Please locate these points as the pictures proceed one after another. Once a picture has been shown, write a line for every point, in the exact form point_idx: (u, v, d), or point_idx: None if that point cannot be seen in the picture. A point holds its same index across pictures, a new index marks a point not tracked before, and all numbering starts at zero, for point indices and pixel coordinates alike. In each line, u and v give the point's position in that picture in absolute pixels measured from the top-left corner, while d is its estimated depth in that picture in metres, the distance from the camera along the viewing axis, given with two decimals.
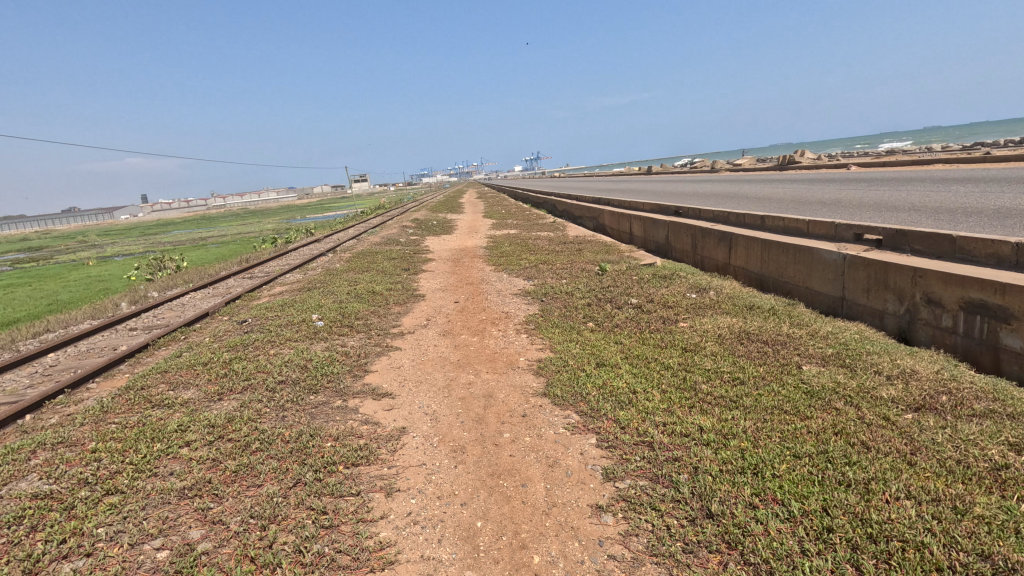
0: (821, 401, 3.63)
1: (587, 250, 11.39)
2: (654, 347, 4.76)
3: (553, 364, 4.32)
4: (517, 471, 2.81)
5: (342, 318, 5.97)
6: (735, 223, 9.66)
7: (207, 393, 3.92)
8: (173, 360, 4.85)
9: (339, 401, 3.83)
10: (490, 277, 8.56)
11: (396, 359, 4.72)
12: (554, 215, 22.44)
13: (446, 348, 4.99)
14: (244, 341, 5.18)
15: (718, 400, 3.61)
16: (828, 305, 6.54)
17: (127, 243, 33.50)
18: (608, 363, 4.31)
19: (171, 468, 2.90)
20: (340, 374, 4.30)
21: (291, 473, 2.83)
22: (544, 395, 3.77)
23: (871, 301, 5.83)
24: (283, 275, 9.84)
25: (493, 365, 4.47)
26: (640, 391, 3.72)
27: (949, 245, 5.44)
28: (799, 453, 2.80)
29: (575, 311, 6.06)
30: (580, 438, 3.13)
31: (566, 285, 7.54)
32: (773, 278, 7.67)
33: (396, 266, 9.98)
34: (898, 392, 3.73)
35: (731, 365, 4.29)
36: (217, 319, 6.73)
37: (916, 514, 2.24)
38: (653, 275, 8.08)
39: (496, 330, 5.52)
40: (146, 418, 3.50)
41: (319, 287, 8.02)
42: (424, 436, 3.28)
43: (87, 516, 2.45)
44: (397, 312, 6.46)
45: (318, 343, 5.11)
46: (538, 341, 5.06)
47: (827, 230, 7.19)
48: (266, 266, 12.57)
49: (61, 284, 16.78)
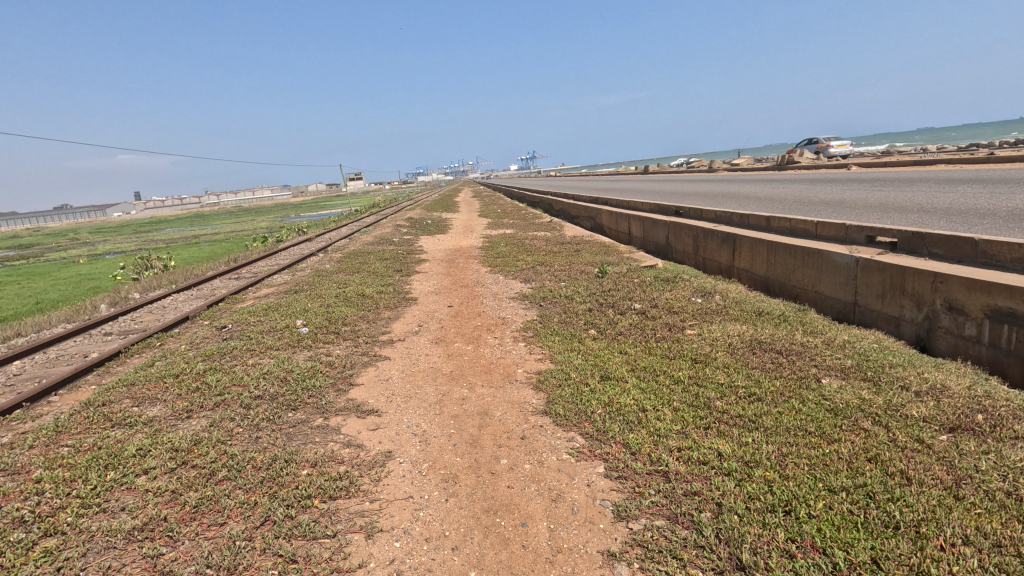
0: (847, 421, 3.33)
1: (586, 250, 11.09)
2: (662, 357, 4.43)
3: (554, 378, 3.99)
4: (516, 507, 2.49)
5: (328, 324, 5.60)
6: (739, 224, 9.38)
7: (174, 410, 3.56)
8: (142, 371, 4.48)
9: (320, 419, 3.50)
10: (486, 280, 8.21)
11: (383, 370, 4.37)
12: (550, 213, 22.11)
13: (439, 358, 4.65)
14: (222, 349, 4.83)
15: (736, 420, 3.29)
16: (838, 309, 6.28)
17: (115, 241, 32.98)
18: (612, 376, 3.98)
19: (123, 503, 2.56)
20: (322, 388, 3.95)
21: (260, 509, 2.50)
22: (545, 413, 3.44)
23: (886, 307, 5.55)
24: (271, 276, 9.50)
25: (490, 377, 4.13)
26: (650, 409, 3.39)
27: (971, 249, 5.16)
28: (833, 487, 2.48)
29: (576, 317, 5.73)
30: (586, 466, 2.79)
31: (565, 288, 7.21)
32: (780, 281, 7.39)
33: (388, 267, 9.63)
34: (929, 410, 3.43)
35: (745, 378, 3.98)
36: (197, 324, 6.34)
37: (980, 567, 1.93)
38: (655, 277, 7.78)
39: (492, 338, 5.17)
40: (102, 440, 3.15)
41: (306, 289, 7.67)
42: (412, 461, 2.95)
43: (15, 567, 2.11)
44: (387, 317, 6.10)
45: (301, 353, 4.75)
46: (536, 351, 4.74)
47: (836, 231, 6.91)
48: (255, 266, 12.20)
49: (46, 283, 16.36)
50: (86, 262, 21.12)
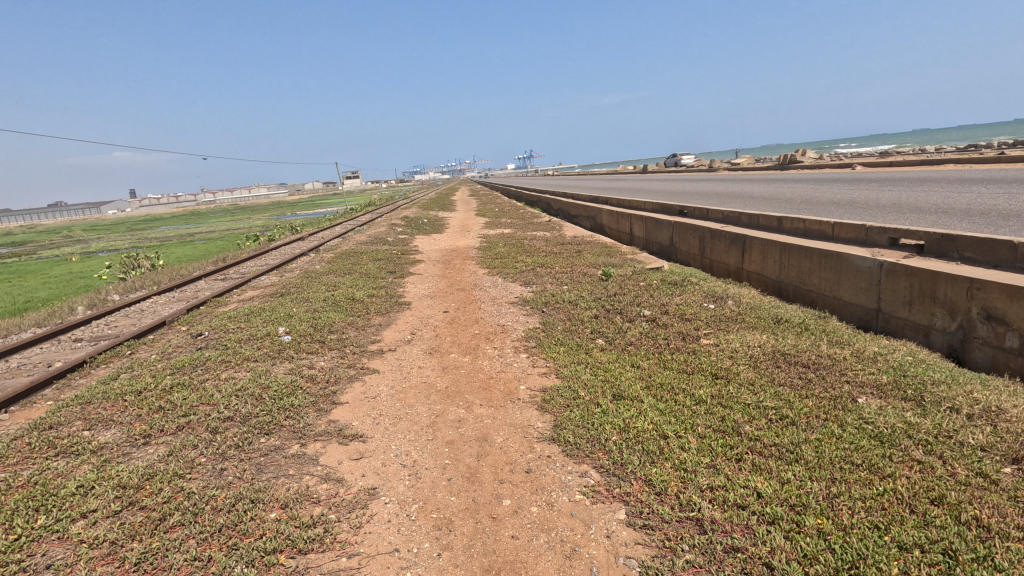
0: (897, 450, 2.93)
1: (587, 251, 10.69)
2: (679, 371, 4.02)
3: (561, 397, 3.56)
4: (522, 566, 2.08)
5: (313, 331, 5.16)
6: (748, 224, 8.97)
7: (130, 435, 3.12)
8: (103, 385, 4.03)
9: (296, 446, 3.07)
10: (484, 283, 7.77)
11: (370, 386, 3.93)
12: (549, 213, 21.71)
13: (433, 372, 4.22)
14: (194, 361, 4.38)
15: (771, 450, 2.88)
16: (859, 316, 5.89)
17: (107, 238, 32.46)
18: (626, 394, 3.57)
19: (51, 558, 2.14)
20: (301, 408, 3.51)
21: (213, 568, 2.08)
22: (552, 440, 3.02)
23: (914, 315, 5.17)
24: (259, 278, 9.04)
25: (490, 395, 3.70)
26: (673, 438, 2.98)
27: (1009, 253, 4.75)
28: (902, 543, 2.08)
29: (581, 324, 5.30)
30: (604, 510, 2.38)
31: (568, 292, 6.79)
32: (794, 284, 7.00)
33: (381, 268, 9.19)
34: (988, 436, 3.03)
35: (774, 398, 3.58)
36: (172, 331, 5.88)
37: None
38: (662, 280, 7.37)
39: (490, 348, 4.74)
40: (40, 474, 2.71)
41: (293, 292, 7.23)
42: (399, 502, 2.53)
43: None
44: (378, 324, 5.66)
45: (280, 365, 4.31)
46: (540, 363, 4.32)
47: (855, 233, 6.50)
48: (244, 266, 11.73)
49: (31, 281, 15.87)
50: (76, 260, 20.65)
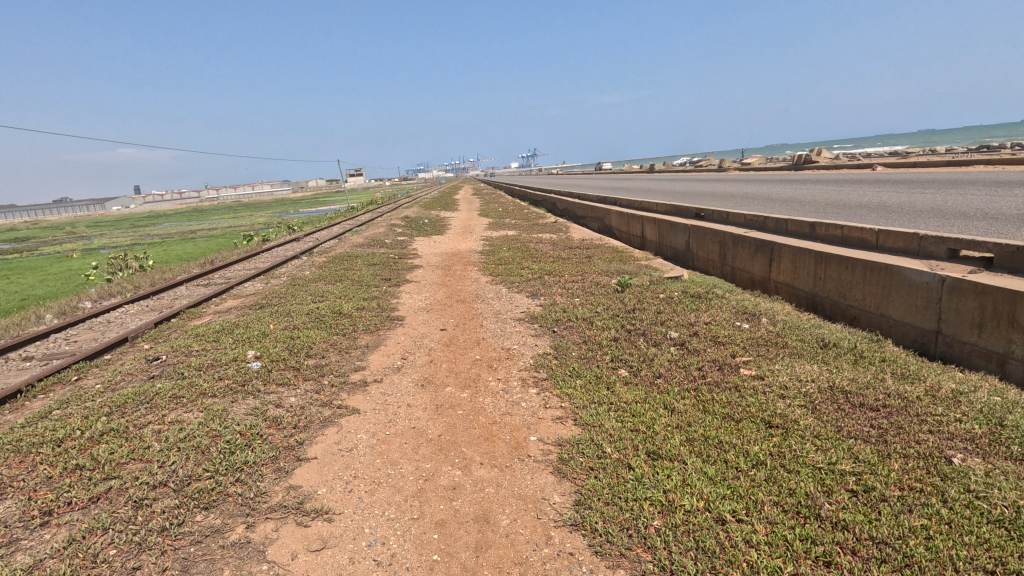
0: None
1: (597, 256, 9.94)
2: (725, 418, 3.28)
3: (583, 455, 2.84)
4: None
5: (288, 356, 4.44)
6: (775, 229, 8.22)
7: (27, 512, 2.41)
8: (23, 428, 3.31)
9: (243, 527, 2.36)
10: (487, 294, 7.04)
11: (347, 433, 3.22)
12: (555, 213, 20.98)
13: (424, 413, 3.49)
14: (140, 396, 3.66)
15: (869, 548, 2.15)
16: (914, 339, 5.14)
17: (104, 234, 31.85)
18: (663, 453, 2.84)
19: None
20: (256, 468, 2.79)
21: None
22: (575, 529, 2.30)
23: (985, 341, 4.42)
24: (242, 284, 8.31)
25: (493, 451, 2.97)
26: (736, 526, 2.25)
27: None
28: None
29: (599, 349, 4.58)
30: None
31: (581, 306, 6.06)
32: (832, 298, 6.25)
33: (376, 275, 8.47)
34: None
35: (850, 457, 2.85)
36: (131, 350, 5.14)
37: None
38: (684, 293, 6.62)
39: (493, 380, 4.01)
40: None
41: (275, 303, 6.51)
42: None
43: None
44: (365, 345, 4.94)
45: (241, 403, 3.58)
46: (553, 402, 3.59)
47: (906, 242, 5.75)
48: (231, 270, 11.02)
49: (16, 279, 15.17)
50: (67, 258, 19.99)
